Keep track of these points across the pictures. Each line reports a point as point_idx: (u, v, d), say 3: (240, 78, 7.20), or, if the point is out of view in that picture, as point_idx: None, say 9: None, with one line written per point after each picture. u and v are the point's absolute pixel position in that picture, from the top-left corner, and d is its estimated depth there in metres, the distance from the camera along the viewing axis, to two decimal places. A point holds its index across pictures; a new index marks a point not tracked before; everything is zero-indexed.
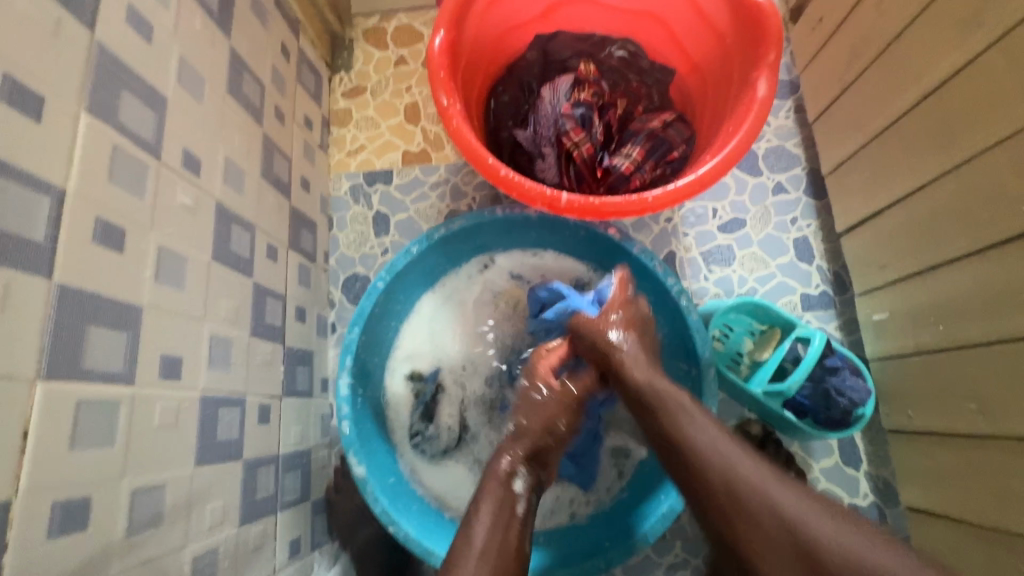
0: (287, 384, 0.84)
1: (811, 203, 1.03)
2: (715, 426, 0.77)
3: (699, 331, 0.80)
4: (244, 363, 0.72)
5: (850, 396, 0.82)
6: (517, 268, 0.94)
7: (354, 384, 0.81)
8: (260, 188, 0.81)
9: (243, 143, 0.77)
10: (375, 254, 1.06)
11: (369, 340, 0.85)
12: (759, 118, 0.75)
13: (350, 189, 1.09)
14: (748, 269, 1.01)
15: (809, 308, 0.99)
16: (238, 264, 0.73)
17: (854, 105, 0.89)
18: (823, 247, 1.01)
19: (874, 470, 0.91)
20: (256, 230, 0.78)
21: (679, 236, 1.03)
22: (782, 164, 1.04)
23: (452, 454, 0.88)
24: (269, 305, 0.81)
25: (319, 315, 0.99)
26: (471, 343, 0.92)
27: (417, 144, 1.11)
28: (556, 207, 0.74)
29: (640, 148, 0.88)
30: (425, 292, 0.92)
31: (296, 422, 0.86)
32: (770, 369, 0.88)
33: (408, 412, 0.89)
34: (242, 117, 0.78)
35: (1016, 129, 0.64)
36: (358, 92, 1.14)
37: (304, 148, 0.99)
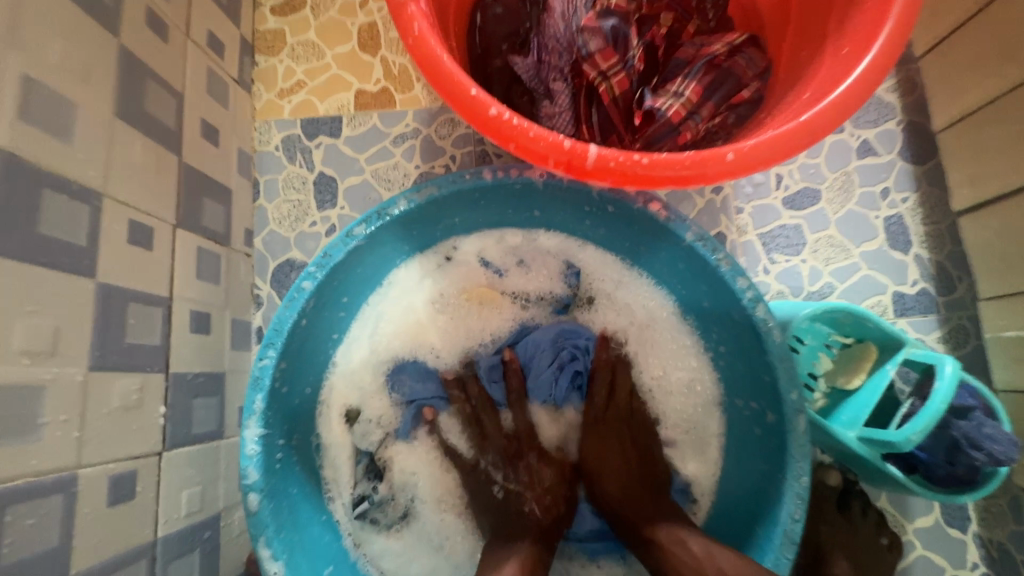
0: (175, 430, 0.57)
1: (908, 170, 0.76)
2: (806, 502, 0.53)
3: (785, 359, 0.54)
4: (73, 419, 0.44)
5: (990, 450, 0.56)
6: (490, 255, 0.66)
7: (270, 434, 0.55)
8: (113, 135, 0.52)
9: (69, 57, 0.47)
10: (318, 234, 0.78)
11: (295, 367, 0.58)
12: (901, 32, 0.47)
13: (283, 142, 0.80)
14: (823, 258, 0.75)
15: (903, 312, 0.74)
16: (58, 257, 0.45)
17: (1001, 31, 0.64)
18: (923, 230, 0.75)
19: (985, 533, 0.68)
20: (103, 200, 0.50)
21: (732, 213, 0.76)
22: (871, 116, 0.77)
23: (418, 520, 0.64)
24: (137, 316, 0.53)
25: (235, 318, 0.71)
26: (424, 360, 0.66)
27: (375, 81, 0.81)
28: (578, 169, 0.46)
29: (696, 83, 0.60)
30: (370, 294, 0.64)
31: (192, 482, 0.59)
32: (867, 405, 0.63)
33: (348, 468, 0.63)
34: (68, 17, 0.48)
35: None
36: (293, 6, 0.82)
37: (208, 80, 0.70)
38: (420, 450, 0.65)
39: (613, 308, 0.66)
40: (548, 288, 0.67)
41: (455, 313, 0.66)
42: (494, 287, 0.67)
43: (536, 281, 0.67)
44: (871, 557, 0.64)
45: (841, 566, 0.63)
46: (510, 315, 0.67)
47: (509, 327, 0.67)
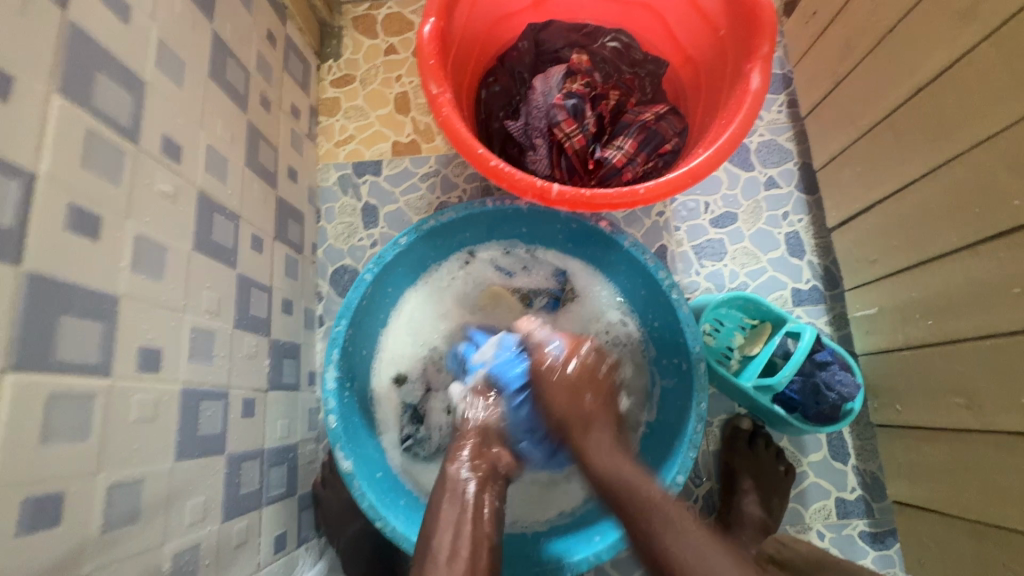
0: (273, 378, 0.83)
1: (802, 198, 1.03)
2: (705, 420, 0.77)
3: (690, 324, 0.79)
4: (227, 356, 0.70)
5: (839, 390, 0.81)
6: (499, 261, 0.93)
7: (341, 377, 0.80)
8: (244, 177, 0.79)
9: (226, 130, 0.75)
10: (364, 247, 1.05)
11: (357, 334, 0.83)
12: (752, 111, 0.74)
13: (338, 179, 1.08)
14: (739, 263, 1.01)
15: (799, 302, 0.99)
16: (221, 254, 0.71)
17: (848, 100, 0.89)
18: (814, 242, 1.01)
19: (861, 465, 0.91)
20: (240, 220, 0.77)
21: (671, 230, 1.02)
22: (774, 159, 1.04)
23: (445, 454, 0.87)
24: (255, 297, 0.79)
25: (306, 307, 0.97)
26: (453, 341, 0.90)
27: (407, 134, 1.09)
28: (547, 199, 0.73)
29: (633, 140, 0.87)
30: (411, 285, 0.90)
31: (282, 416, 0.84)
32: (761, 364, 0.88)
33: (397, 416, 0.87)
34: (225, 104, 0.76)
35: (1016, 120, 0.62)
36: (347, 81, 1.12)
37: (291, 137, 0.97)
38: (449, 402, 0.89)
39: (587, 302, 0.91)
40: (544, 284, 0.93)
41: (469, 305, 0.92)
42: (503, 282, 0.93)
43: (534, 282, 0.93)
44: (769, 476, 0.88)
45: (746, 482, 0.87)
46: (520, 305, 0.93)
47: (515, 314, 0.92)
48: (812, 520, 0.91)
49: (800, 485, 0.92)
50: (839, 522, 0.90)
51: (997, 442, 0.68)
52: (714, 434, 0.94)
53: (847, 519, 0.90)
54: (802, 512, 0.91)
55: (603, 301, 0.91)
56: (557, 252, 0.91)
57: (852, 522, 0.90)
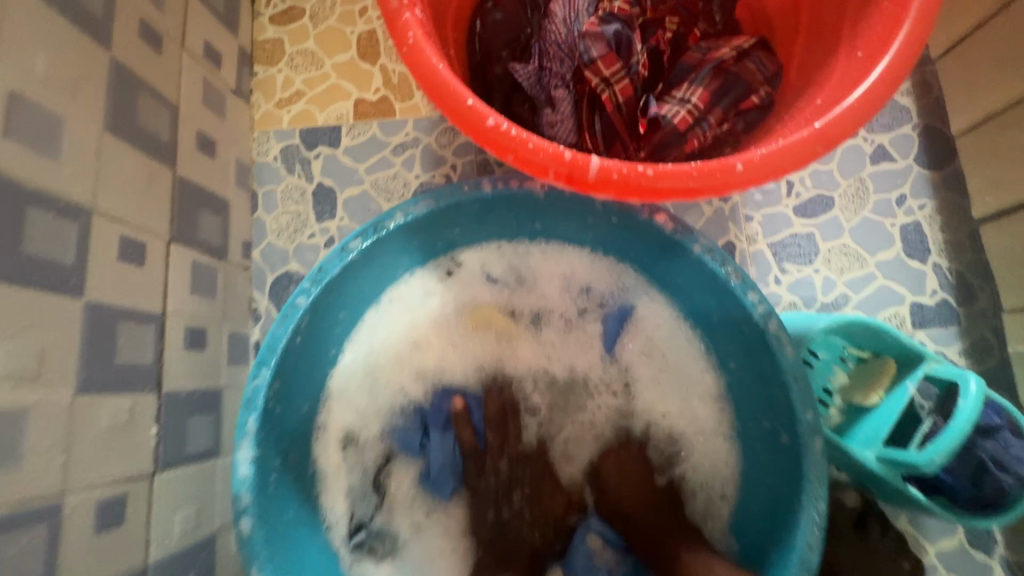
0: (168, 450, 0.56)
1: (925, 175, 0.73)
2: (824, 528, 0.50)
3: (799, 376, 0.51)
4: (59, 443, 0.43)
5: (1018, 472, 0.54)
6: (492, 269, 0.64)
7: (266, 455, 0.54)
8: (104, 149, 0.51)
9: (57, 71, 0.47)
10: (316, 246, 0.76)
11: (290, 385, 0.56)
12: (917, 34, 0.45)
13: (281, 153, 0.79)
14: (836, 268, 0.72)
15: (921, 324, 0.71)
16: (43, 276, 0.44)
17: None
18: (942, 237, 0.72)
19: (1012, 556, 0.65)
20: (91, 217, 0.49)
21: (741, 221, 0.74)
22: (885, 120, 0.74)
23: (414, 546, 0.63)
24: (127, 335, 0.52)
25: (233, 333, 0.70)
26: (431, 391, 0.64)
27: (374, 90, 0.79)
28: (581, 181, 0.45)
29: (702, 90, 0.58)
30: (371, 307, 0.63)
31: (186, 503, 0.58)
32: (887, 422, 0.60)
33: (346, 497, 0.61)
34: (57, 30, 0.47)
35: None
36: (293, 16, 0.82)
37: (204, 90, 0.69)
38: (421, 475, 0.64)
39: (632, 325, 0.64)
40: (558, 301, 0.65)
41: (452, 334, 0.64)
42: (497, 300, 0.65)
43: (541, 297, 0.65)
44: None
45: None
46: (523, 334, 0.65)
47: (517, 345, 0.65)
48: None
49: None
50: None
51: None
52: None
53: None
54: None
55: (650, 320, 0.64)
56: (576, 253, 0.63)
57: None
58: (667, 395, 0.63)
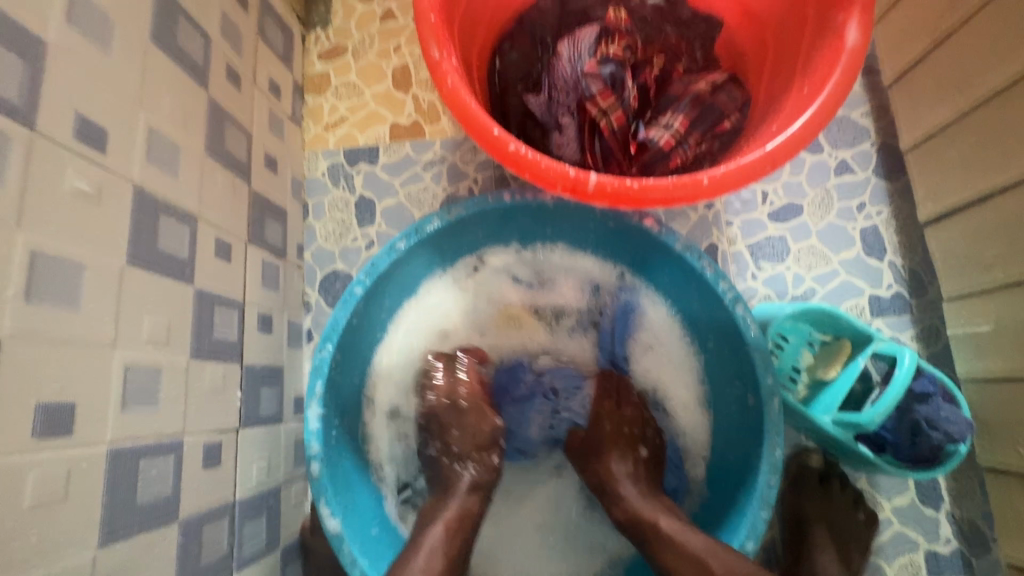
0: (248, 412, 0.69)
1: (881, 186, 0.85)
2: (780, 472, 0.62)
3: (761, 348, 0.64)
4: (182, 395, 0.56)
5: (946, 430, 0.65)
6: (516, 271, 0.76)
7: (328, 414, 0.66)
8: (206, 169, 0.65)
9: (178, 110, 0.60)
10: (359, 248, 0.89)
11: (346, 358, 0.69)
12: (848, 74, 0.57)
13: (328, 169, 0.92)
14: (805, 265, 0.84)
15: (879, 313, 0.82)
16: (172, 267, 0.57)
17: (958, 63, 0.72)
18: (896, 239, 0.83)
19: (957, 511, 0.75)
20: (199, 223, 0.62)
21: (722, 225, 0.86)
22: (847, 138, 0.86)
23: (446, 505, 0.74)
24: (221, 316, 0.65)
25: (291, 321, 0.83)
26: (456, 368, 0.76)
27: (407, 115, 0.93)
28: (582, 192, 0.57)
29: (683, 117, 0.70)
30: (410, 298, 0.75)
31: (260, 457, 0.70)
32: (840, 392, 0.72)
33: (391, 456, 0.73)
34: (178, 77, 0.61)
35: None
36: (337, 53, 0.96)
37: (269, 118, 0.82)
38: None
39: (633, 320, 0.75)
40: (574, 301, 0.76)
41: (479, 325, 0.76)
42: (523, 297, 0.76)
43: (559, 296, 0.76)
44: (847, 528, 0.72)
45: (820, 535, 0.72)
46: (537, 327, 0.77)
47: (540, 340, 0.77)
48: None
49: (880, 535, 0.76)
50: None
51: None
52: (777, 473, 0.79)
53: None
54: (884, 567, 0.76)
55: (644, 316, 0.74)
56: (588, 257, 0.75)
57: None
58: (664, 374, 0.73)
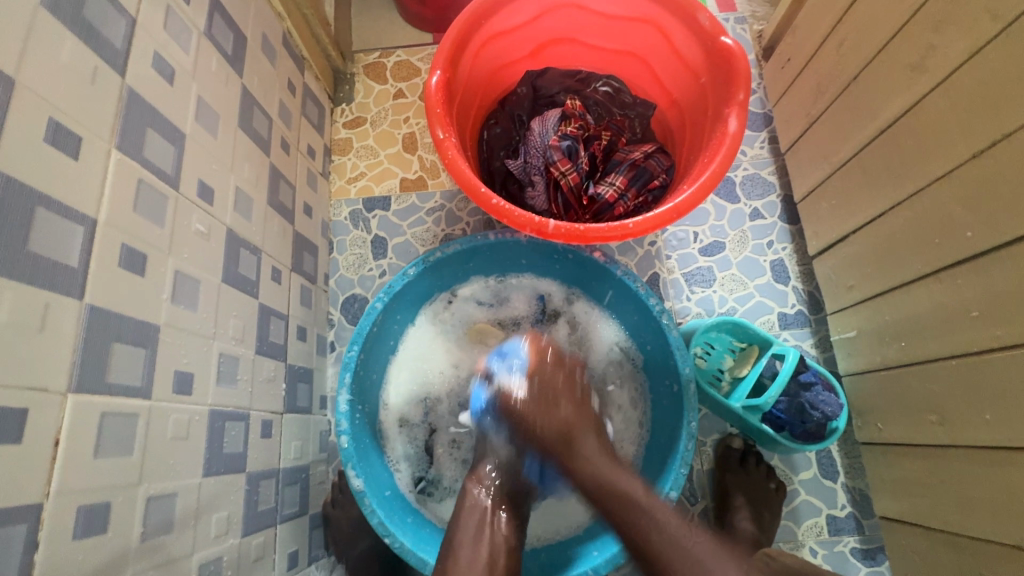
0: (288, 401, 0.88)
1: (785, 228, 1.09)
2: (696, 438, 0.82)
3: (679, 348, 0.85)
4: (249, 380, 0.76)
5: (823, 409, 0.86)
6: (480, 296, 0.99)
7: (353, 400, 0.85)
8: (266, 215, 0.87)
9: (252, 174, 0.82)
10: (374, 276, 1.11)
11: (367, 359, 0.89)
12: (731, 152, 0.82)
13: (350, 214, 1.15)
14: (728, 289, 1.07)
15: (785, 326, 1.04)
16: (246, 286, 0.78)
17: (822, 138, 0.96)
18: (798, 269, 1.07)
19: (850, 482, 0.95)
20: (262, 254, 0.83)
21: (663, 258, 1.09)
22: (758, 191, 1.11)
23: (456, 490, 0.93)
24: (274, 324, 0.85)
25: (319, 334, 1.03)
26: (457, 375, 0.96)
27: (414, 171, 1.17)
28: (544, 233, 0.80)
29: (623, 177, 0.95)
30: (411, 324, 0.97)
31: (296, 439, 0.89)
32: (749, 385, 0.93)
33: (403, 448, 0.93)
34: (252, 149, 0.83)
35: (966, 157, 0.68)
36: (358, 122, 1.20)
37: (307, 174, 1.05)
38: (451, 440, 0.95)
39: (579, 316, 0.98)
40: (525, 311, 1.00)
41: (463, 338, 0.98)
42: (488, 316, 0.99)
43: (513, 309, 1.00)
44: (761, 493, 0.92)
45: (739, 499, 0.91)
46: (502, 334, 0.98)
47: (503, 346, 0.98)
48: (805, 537, 0.94)
49: (792, 503, 0.95)
50: (830, 539, 0.93)
51: (991, 457, 0.69)
52: (707, 454, 0.99)
53: (838, 537, 0.93)
54: (794, 529, 0.94)
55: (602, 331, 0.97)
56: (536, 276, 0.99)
57: (843, 539, 0.93)
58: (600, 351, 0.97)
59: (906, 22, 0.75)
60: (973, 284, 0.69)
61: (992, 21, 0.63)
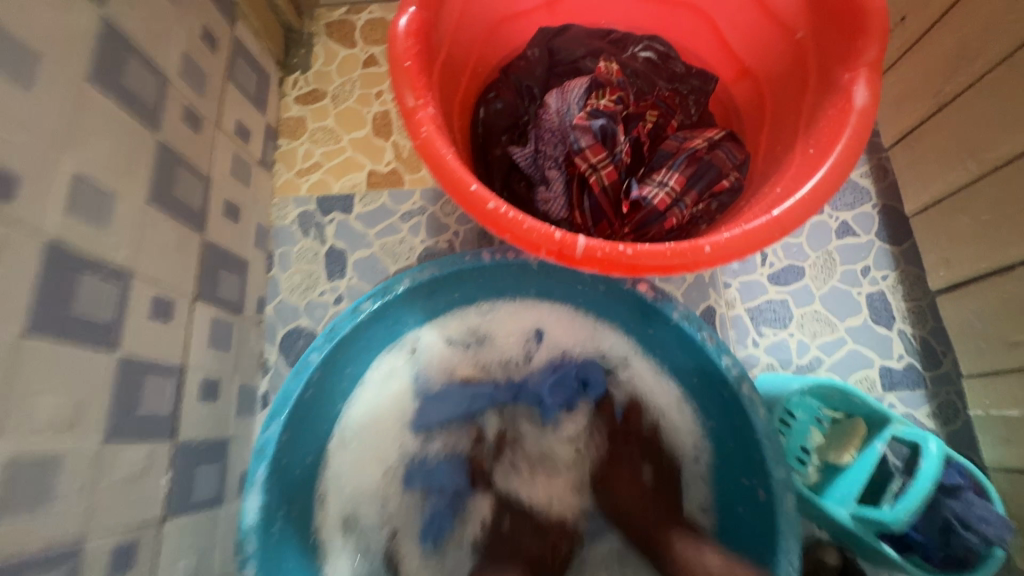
0: (177, 498, 0.59)
1: (887, 249, 0.80)
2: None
3: (770, 435, 0.58)
4: (86, 488, 0.47)
5: (982, 531, 0.57)
6: (453, 335, 0.70)
7: (271, 502, 0.59)
8: (149, 221, 0.58)
9: (116, 156, 0.53)
10: (326, 303, 0.82)
11: (298, 436, 0.62)
12: (860, 139, 0.53)
13: (298, 218, 0.86)
14: (809, 332, 0.78)
15: (891, 386, 0.75)
16: (89, 334, 0.49)
17: (959, 129, 0.68)
18: (906, 306, 0.78)
19: None
20: (131, 280, 0.54)
21: (720, 287, 0.80)
22: (848, 199, 0.82)
23: None
24: (151, 386, 0.56)
25: (243, 385, 0.74)
26: (423, 454, 0.67)
27: (386, 163, 0.88)
28: (568, 256, 0.51)
29: (680, 174, 0.65)
30: (359, 380, 0.68)
31: (189, 552, 0.60)
32: (857, 480, 0.64)
33: (351, 563, 0.64)
34: (120, 118, 0.54)
35: None
36: (316, 96, 0.91)
37: (234, 162, 0.76)
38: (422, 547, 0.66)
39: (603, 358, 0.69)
40: (519, 352, 0.70)
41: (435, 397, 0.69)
42: (468, 361, 0.70)
43: (504, 351, 0.70)
44: None
45: None
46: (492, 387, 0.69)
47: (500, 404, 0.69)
48: None
49: None
50: None
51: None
52: None
53: None
54: None
55: (639, 379, 0.68)
56: (537, 306, 0.70)
57: None
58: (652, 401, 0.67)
59: None
60: None
61: None
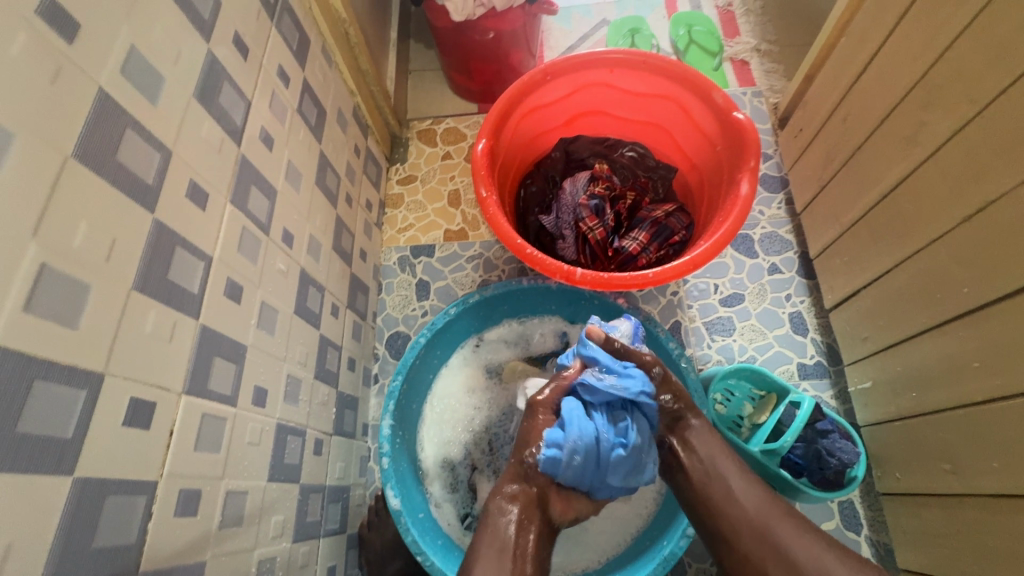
0: (337, 424, 0.98)
1: (803, 282, 1.15)
2: None
3: (697, 391, 0.92)
4: (308, 401, 0.86)
5: (840, 457, 0.91)
6: (506, 337, 1.08)
7: (395, 425, 0.95)
8: (331, 258, 1.00)
9: (322, 223, 0.97)
10: (417, 315, 1.23)
11: (409, 389, 1.00)
12: (743, 213, 0.90)
13: (398, 260, 1.28)
14: (747, 338, 1.12)
15: (805, 376, 1.09)
16: (311, 318, 0.90)
17: (832, 202, 1.03)
18: (816, 321, 1.12)
19: (874, 536, 0.96)
20: (324, 291, 0.96)
21: (685, 307, 1.16)
22: (776, 248, 1.18)
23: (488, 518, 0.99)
24: (330, 354, 0.97)
25: (365, 366, 1.14)
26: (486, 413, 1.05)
27: (457, 223, 1.30)
28: (572, 279, 0.89)
29: (646, 232, 1.05)
30: (445, 362, 1.06)
31: (341, 459, 0.98)
32: (767, 431, 0.96)
33: (438, 479, 1.01)
34: (324, 202, 0.98)
35: (963, 219, 0.75)
36: (410, 180, 1.36)
37: (364, 224, 1.19)
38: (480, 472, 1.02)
39: None
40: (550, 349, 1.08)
41: (492, 377, 1.07)
42: (518, 355, 1.08)
43: (538, 349, 1.08)
44: None
45: None
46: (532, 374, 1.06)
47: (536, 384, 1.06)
48: None
49: None
50: None
51: (1007, 504, 0.71)
52: None
53: None
54: None
55: None
56: (558, 317, 1.08)
57: None
58: None
59: (899, 101, 0.84)
60: (972, 336, 0.75)
61: (970, 105, 0.72)
